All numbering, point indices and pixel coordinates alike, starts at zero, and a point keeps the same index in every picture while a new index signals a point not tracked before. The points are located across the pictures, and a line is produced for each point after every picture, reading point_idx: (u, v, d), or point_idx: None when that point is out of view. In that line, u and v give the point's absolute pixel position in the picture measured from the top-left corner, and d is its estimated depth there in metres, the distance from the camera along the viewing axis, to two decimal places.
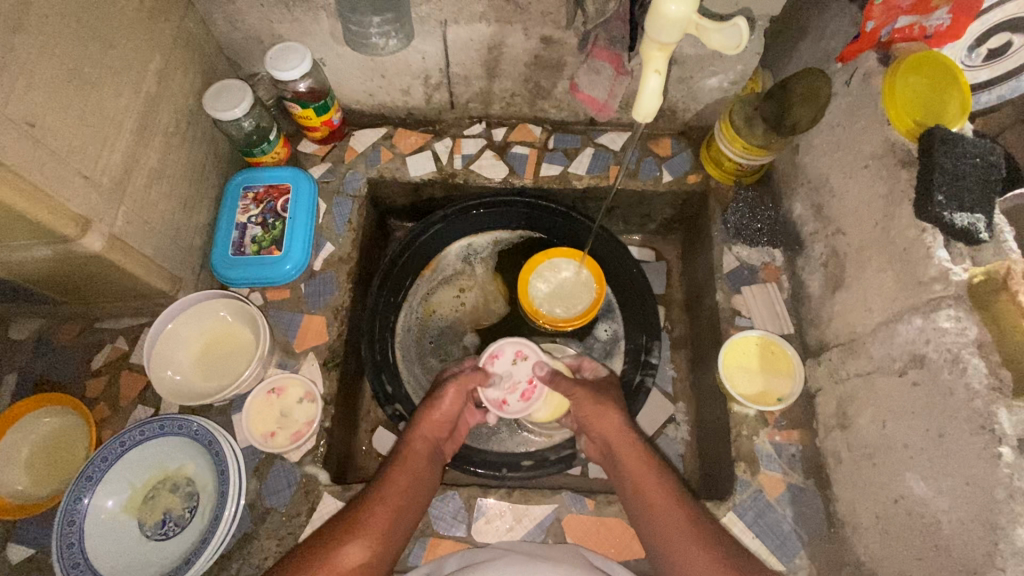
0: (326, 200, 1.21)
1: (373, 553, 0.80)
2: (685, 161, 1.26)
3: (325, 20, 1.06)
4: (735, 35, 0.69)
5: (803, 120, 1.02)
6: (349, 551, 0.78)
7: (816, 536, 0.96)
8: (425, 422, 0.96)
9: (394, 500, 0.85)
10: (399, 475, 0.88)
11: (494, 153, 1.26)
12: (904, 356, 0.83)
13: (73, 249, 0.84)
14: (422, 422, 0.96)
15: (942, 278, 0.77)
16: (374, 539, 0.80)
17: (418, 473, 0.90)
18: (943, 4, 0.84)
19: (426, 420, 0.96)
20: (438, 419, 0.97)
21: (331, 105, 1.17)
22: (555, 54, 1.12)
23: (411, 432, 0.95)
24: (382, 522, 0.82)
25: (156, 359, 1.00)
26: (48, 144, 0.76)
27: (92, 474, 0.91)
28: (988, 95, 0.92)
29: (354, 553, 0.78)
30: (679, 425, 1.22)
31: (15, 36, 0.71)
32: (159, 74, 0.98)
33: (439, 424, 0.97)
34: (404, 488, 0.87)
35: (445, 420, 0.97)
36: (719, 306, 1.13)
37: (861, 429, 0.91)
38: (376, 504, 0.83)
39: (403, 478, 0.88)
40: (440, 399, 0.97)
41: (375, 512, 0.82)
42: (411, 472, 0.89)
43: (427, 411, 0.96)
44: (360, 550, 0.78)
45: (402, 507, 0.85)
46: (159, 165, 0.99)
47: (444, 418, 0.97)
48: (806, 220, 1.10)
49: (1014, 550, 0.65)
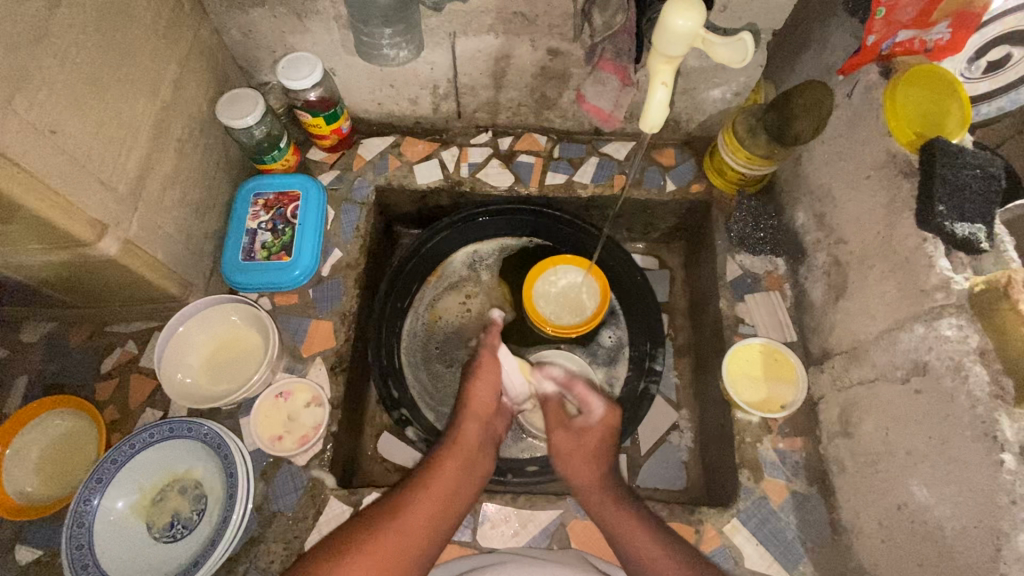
0: (334, 207, 1.22)
1: (414, 541, 0.80)
2: (689, 170, 1.28)
3: (336, 31, 1.08)
4: (740, 49, 0.71)
5: (805, 131, 1.05)
6: (388, 535, 0.78)
7: (820, 543, 0.97)
8: (472, 406, 0.99)
9: (441, 486, 0.87)
10: (447, 462, 0.90)
11: (500, 162, 1.28)
12: (906, 363, 0.84)
13: (89, 253, 0.85)
14: (468, 404, 0.99)
15: (944, 287, 0.78)
16: (420, 525, 0.81)
17: (467, 458, 0.92)
18: (943, 18, 0.85)
19: (473, 403, 0.99)
20: (485, 402, 1.00)
21: (340, 114, 1.19)
22: (561, 65, 1.13)
23: (459, 417, 0.98)
24: (427, 508, 0.83)
25: (168, 361, 1.02)
26: (67, 150, 0.78)
27: (102, 476, 0.92)
28: (987, 107, 0.94)
29: (396, 538, 0.78)
30: (683, 432, 1.23)
31: (38, 45, 0.73)
32: (175, 83, 1.00)
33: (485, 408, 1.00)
34: (450, 474, 0.89)
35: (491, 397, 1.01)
36: (722, 314, 1.14)
37: (865, 437, 0.92)
38: (419, 491, 0.85)
39: (451, 464, 0.90)
40: (477, 379, 1.02)
41: (416, 499, 0.84)
42: (458, 457, 0.92)
43: (470, 395, 1.00)
44: (399, 535, 0.79)
45: (449, 494, 0.87)
46: (173, 171, 1.01)
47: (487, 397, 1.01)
48: (808, 229, 1.11)
49: (1017, 556, 0.66)
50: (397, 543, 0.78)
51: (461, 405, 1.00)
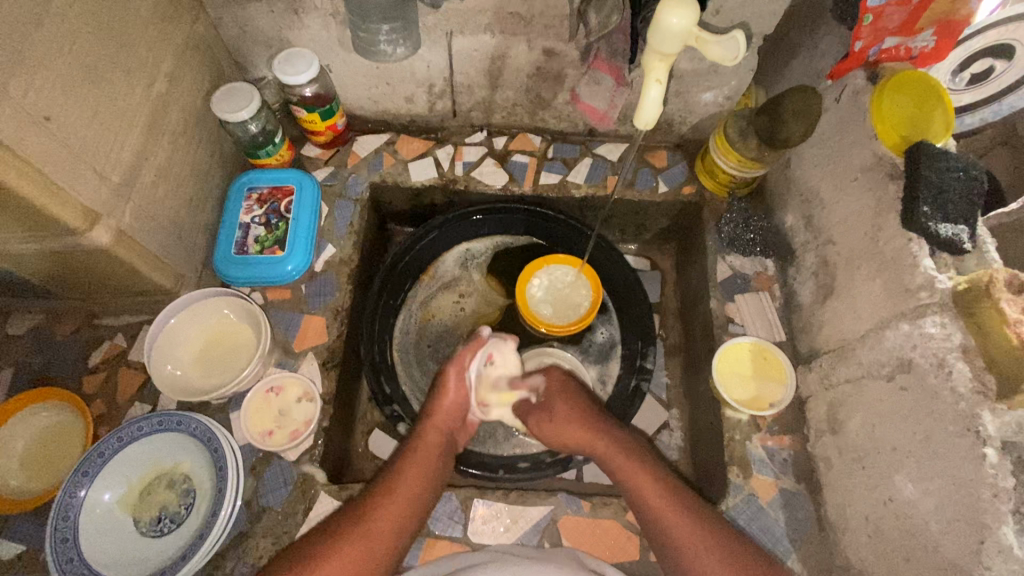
0: (328, 204, 1.22)
1: (381, 544, 0.80)
2: (680, 173, 1.30)
3: (334, 28, 1.09)
4: (732, 48, 0.73)
5: (794, 136, 1.03)
6: (356, 540, 0.79)
7: (807, 540, 0.98)
8: (434, 416, 0.99)
9: (406, 492, 0.86)
10: (410, 467, 0.90)
11: (495, 161, 1.29)
12: (892, 361, 0.86)
13: (79, 242, 0.85)
14: (430, 415, 0.99)
15: (928, 286, 0.80)
16: (382, 531, 0.81)
17: (427, 461, 0.92)
18: (928, 26, 0.87)
19: (435, 412, 1.00)
20: (447, 413, 1.00)
21: (336, 110, 1.19)
22: (556, 66, 1.15)
23: (421, 426, 0.98)
24: (395, 510, 0.84)
25: (158, 353, 1.01)
26: (60, 137, 0.77)
27: (88, 469, 0.91)
28: (971, 117, 0.97)
29: (360, 544, 0.79)
30: (673, 431, 1.24)
31: (36, 31, 0.73)
32: (170, 75, 1.00)
33: (448, 416, 1.00)
34: (414, 476, 0.89)
35: (454, 409, 1.01)
36: (712, 313, 1.16)
37: (851, 433, 0.93)
38: (383, 496, 0.85)
39: (413, 469, 0.89)
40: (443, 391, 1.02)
41: (380, 507, 0.83)
42: (424, 462, 0.92)
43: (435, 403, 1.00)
44: (365, 540, 0.79)
45: (412, 498, 0.86)
46: (167, 163, 1.01)
47: (452, 406, 1.01)
48: (797, 230, 1.13)
49: (999, 549, 0.67)
50: (364, 548, 0.79)
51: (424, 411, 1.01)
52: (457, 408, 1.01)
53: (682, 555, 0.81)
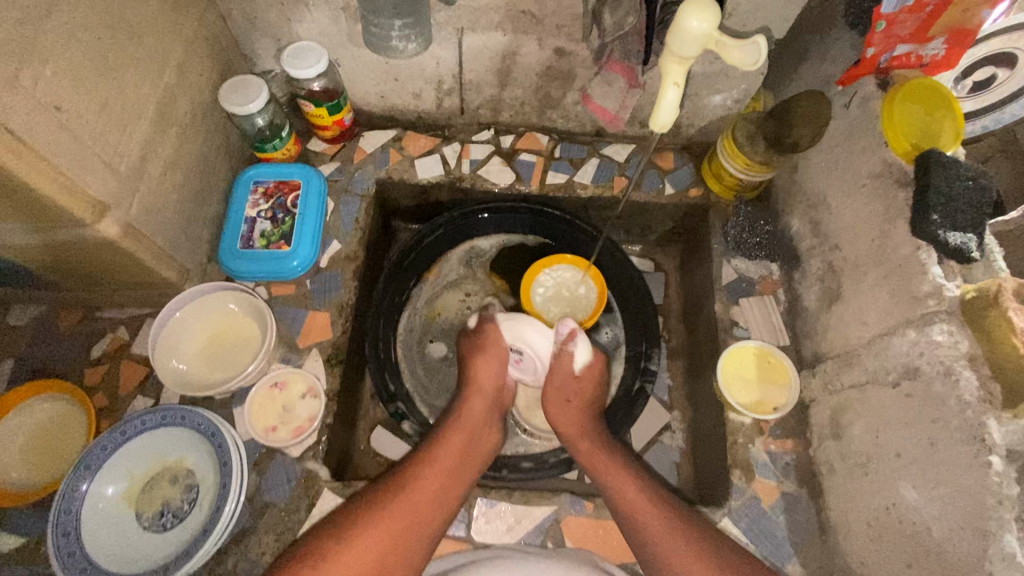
0: (334, 199, 1.22)
1: (422, 511, 0.83)
2: (687, 175, 1.30)
3: (345, 22, 1.08)
4: (753, 52, 0.73)
5: (803, 138, 1.04)
6: (401, 506, 0.82)
7: (807, 543, 0.99)
8: (477, 383, 1.05)
9: (448, 461, 0.90)
10: (455, 435, 0.95)
11: (502, 160, 1.29)
12: (898, 368, 0.86)
13: (87, 234, 0.84)
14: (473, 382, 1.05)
15: (936, 294, 0.80)
16: (425, 500, 0.84)
17: (470, 433, 0.97)
18: (939, 35, 0.87)
19: (479, 381, 1.05)
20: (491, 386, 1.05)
21: (343, 105, 1.18)
22: (566, 65, 1.14)
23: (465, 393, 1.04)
24: (435, 479, 0.87)
25: (161, 347, 1.00)
26: (69, 128, 0.77)
27: (91, 462, 0.90)
28: (972, 126, 0.93)
29: (404, 510, 0.82)
30: (675, 433, 1.25)
31: (46, 19, 0.72)
32: (179, 66, 0.99)
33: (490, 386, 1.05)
34: (458, 446, 0.93)
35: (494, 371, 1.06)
36: (717, 316, 1.16)
37: (855, 439, 0.94)
38: (426, 466, 0.88)
39: (457, 438, 0.94)
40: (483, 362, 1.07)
41: (423, 474, 0.87)
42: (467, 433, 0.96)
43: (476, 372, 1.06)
44: (409, 509, 0.82)
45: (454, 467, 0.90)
46: (175, 155, 1.00)
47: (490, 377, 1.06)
48: (803, 235, 1.14)
49: (1002, 556, 0.68)
50: (407, 512, 0.82)
51: (470, 386, 1.05)
52: (497, 376, 1.06)
53: (665, 534, 0.84)
